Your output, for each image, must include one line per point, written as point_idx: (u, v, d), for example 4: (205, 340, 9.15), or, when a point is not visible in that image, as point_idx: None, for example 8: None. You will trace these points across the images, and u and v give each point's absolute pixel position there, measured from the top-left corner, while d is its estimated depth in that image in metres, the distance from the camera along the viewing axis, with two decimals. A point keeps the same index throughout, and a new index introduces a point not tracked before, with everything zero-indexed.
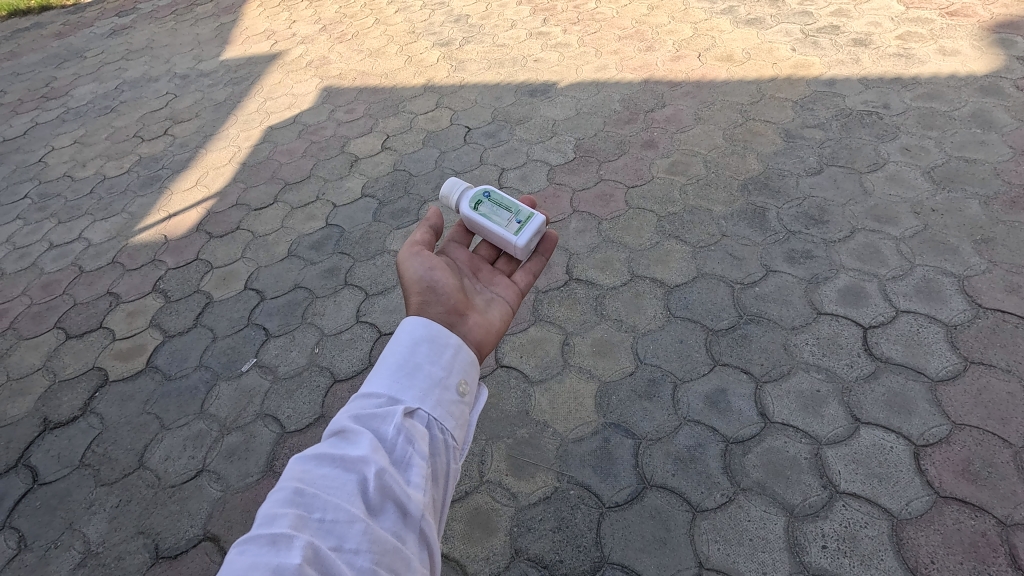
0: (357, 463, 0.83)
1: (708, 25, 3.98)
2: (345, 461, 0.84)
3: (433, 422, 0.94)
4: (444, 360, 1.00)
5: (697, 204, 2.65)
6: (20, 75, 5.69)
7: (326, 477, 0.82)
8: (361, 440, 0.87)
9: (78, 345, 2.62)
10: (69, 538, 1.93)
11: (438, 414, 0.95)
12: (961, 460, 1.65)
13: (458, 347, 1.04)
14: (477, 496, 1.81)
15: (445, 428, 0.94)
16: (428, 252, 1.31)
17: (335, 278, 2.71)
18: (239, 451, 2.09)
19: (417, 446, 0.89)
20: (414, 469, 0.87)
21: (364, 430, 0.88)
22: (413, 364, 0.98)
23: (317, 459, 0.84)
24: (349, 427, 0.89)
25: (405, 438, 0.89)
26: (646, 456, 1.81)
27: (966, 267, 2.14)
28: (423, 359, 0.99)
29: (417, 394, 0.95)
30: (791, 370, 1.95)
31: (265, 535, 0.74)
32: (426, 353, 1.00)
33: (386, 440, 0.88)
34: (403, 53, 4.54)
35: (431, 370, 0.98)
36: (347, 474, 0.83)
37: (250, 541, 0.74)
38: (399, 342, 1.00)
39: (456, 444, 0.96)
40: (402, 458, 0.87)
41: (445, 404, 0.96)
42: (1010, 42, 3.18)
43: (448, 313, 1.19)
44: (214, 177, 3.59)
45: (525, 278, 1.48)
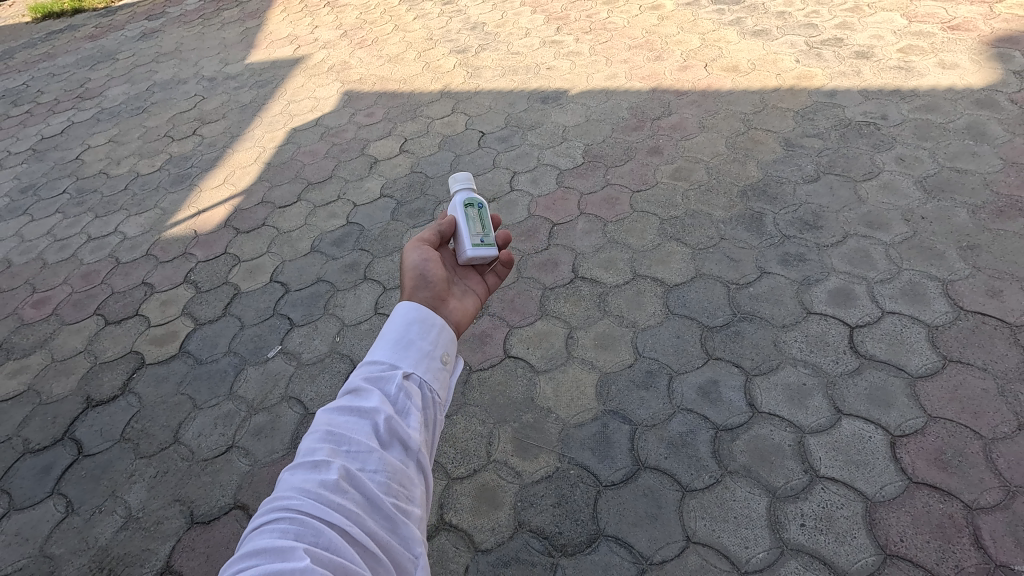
0: (369, 411, 0.94)
1: (715, 36, 4.12)
2: (359, 410, 0.95)
3: (425, 383, 1.02)
4: (434, 334, 1.07)
5: (698, 208, 2.79)
6: (56, 76, 5.96)
7: (346, 420, 0.93)
8: (370, 393, 0.97)
9: (116, 331, 2.82)
10: (112, 504, 2.12)
11: (431, 373, 1.03)
12: (934, 450, 1.78)
13: (442, 326, 1.09)
14: (485, 473, 1.96)
15: (434, 387, 1.02)
16: (423, 245, 1.31)
17: (355, 272, 2.88)
18: (266, 429, 2.26)
19: (413, 399, 0.99)
20: (415, 415, 0.98)
21: (372, 385, 0.98)
22: (407, 336, 1.04)
23: (337, 409, 0.96)
24: (361, 385, 0.99)
25: (406, 392, 0.99)
26: (641, 440, 1.96)
27: (950, 272, 2.26)
28: (414, 337, 1.05)
29: (413, 358, 1.03)
30: (780, 365, 2.09)
31: (309, 462, 0.87)
32: (418, 328, 1.06)
33: (389, 394, 0.98)
34: (420, 59, 4.72)
35: (422, 345, 1.04)
36: (361, 419, 0.94)
37: (296, 468, 0.87)
38: (393, 318, 1.07)
39: (441, 399, 1.03)
40: (401, 408, 0.97)
41: (433, 372, 1.03)
42: (1007, 56, 3.28)
43: (430, 297, 1.18)
44: (241, 176, 3.78)
45: (493, 277, 1.41)
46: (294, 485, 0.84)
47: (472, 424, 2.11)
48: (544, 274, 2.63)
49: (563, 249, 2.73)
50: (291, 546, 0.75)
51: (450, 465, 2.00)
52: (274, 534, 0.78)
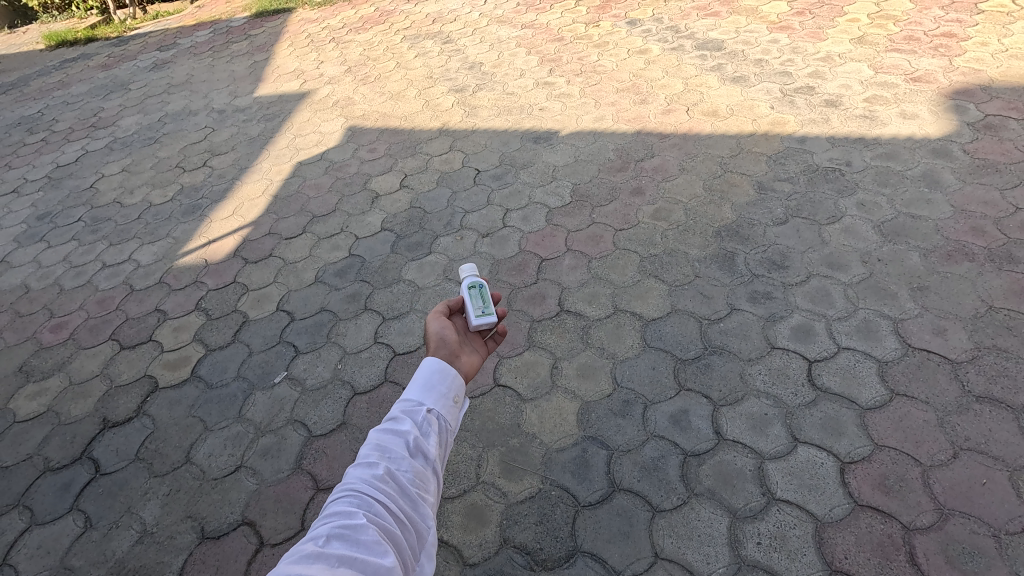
0: (403, 430, 1.15)
1: (697, 81, 4.41)
2: (395, 429, 1.16)
3: (445, 417, 1.21)
4: (452, 380, 1.25)
5: (676, 247, 3.02)
6: (70, 104, 6.22)
7: (387, 433, 1.15)
8: (403, 418, 1.18)
9: (131, 355, 3.00)
10: (128, 520, 2.28)
11: (450, 407, 1.23)
12: (878, 475, 1.98)
13: (456, 373, 1.27)
14: (474, 493, 2.15)
15: (450, 418, 1.21)
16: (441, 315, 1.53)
17: (356, 303, 3.08)
18: (272, 451, 2.44)
19: (435, 424, 1.18)
20: (437, 435, 1.18)
21: (405, 411, 1.19)
22: (431, 380, 1.23)
23: (381, 428, 1.17)
24: (398, 412, 1.19)
25: (430, 419, 1.18)
26: (617, 464, 2.15)
27: (901, 311, 2.49)
28: (437, 380, 1.24)
29: (437, 395, 1.22)
30: (744, 396, 2.29)
31: (362, 462, 1.09)
32: (440, 374, 1.24)
33: (417, 419, 1.18)
34: (421, 97, 4.99)
35: (443, 389, 1.23)
36: (396, 435, 1.15)
37: (353, 467, 1.09)
38: (420, 366, 1.25)
39: (453, 427, 1.21)
40: (426, 430, 1.17)
41: (451, 409, 1.22)
42: (963, 108, 3.56)
43: (445, 353, 1.37)
44: (250, 207, 4.00)
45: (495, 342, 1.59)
46: (351, 477, 1.07)
47: (463, 448, 2.29)
48: (532, 307, 2.84)
49: (550, 283, 2.95)
50: (353, 514, 0.99)
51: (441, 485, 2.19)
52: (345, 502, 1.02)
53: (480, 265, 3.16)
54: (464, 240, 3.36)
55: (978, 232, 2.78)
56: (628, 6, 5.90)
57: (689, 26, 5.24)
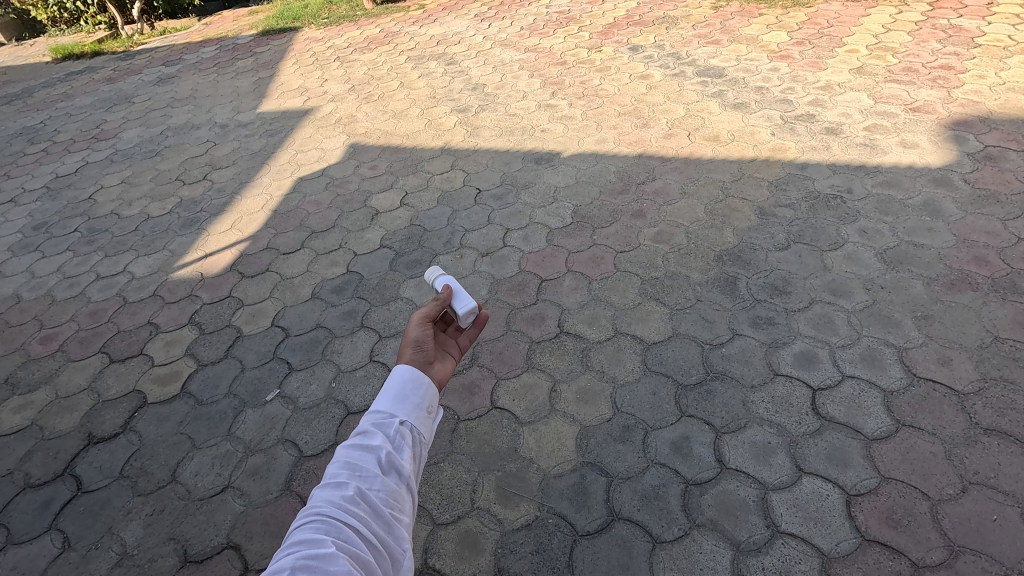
0: (374, 446, 1.10)
1: (699, 106, 4.44)
2: (366, 446, 1.11)
3: (416, 430, 1.17)
4: (424, 390, 1.22)
5: (677, 270, 3.00)
6: (73, 116, 6.23)
7: (356, 451, 1.10)
8: (374, 434, 1.13)
9: (121, 369, 2.94)
10: (108, 541, 2.20)
11: (422, 419, 1.19)
12: (885, 509, 1.93)
13: (430, 383, 1.25)
14: (468, 520, 2.08)
15: (422, 431, 1.17)
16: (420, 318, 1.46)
17: (353, 320, 3.04)
18: (261, 470, 2.37)
19: (407, 438, 1.14)
20: (409, 450, 1.13)
21: (375, 426, 1.14)
22: (403, 391, 1.20)
23: (350, 446, 1.11)
24: (367, 428, 1.14)
25: (402, 433, 1.14)
26: (616, 492, 2.09)
27: (905, 340, 2.46)
28: (408, 392, 1.20)
29: (409, 408, 1.18)
30: (747, 423, 2.24)
31: (329, 485, 1.03)
32: (412, 384, 1.21)
33: (388, 434, 1.14)
34: (424, 116, 5.01)
35: (415, 399, 1.20)
36: (367, 452, 1.10)
37: (320, 490, 1.03)
38: (390, 375, 1.22)
39: (426, 441, 1.17)
40: (398, 445, 1.13)
41: (423, 421, 1.19)
42: (963, 139, 3.59)
43: (418, 358, 1.32)
44: (248, 222, 3.97)
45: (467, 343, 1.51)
46: (319, 499, 1.00)
47: (458, 472, 2.23)
48: (531, 328, 2.80)
49: (550, 304, 2.92)
50: (321, 538, 0.92)
51: (435, 510, 2.12)
52: (310, 530, 0.95)
53: (479, 285, 3.13)
54: (464, 259, 3.33)
55: (982, 262, 2.76)
56: (630, 32, 5.98)
57: (691, 53, 5.31)
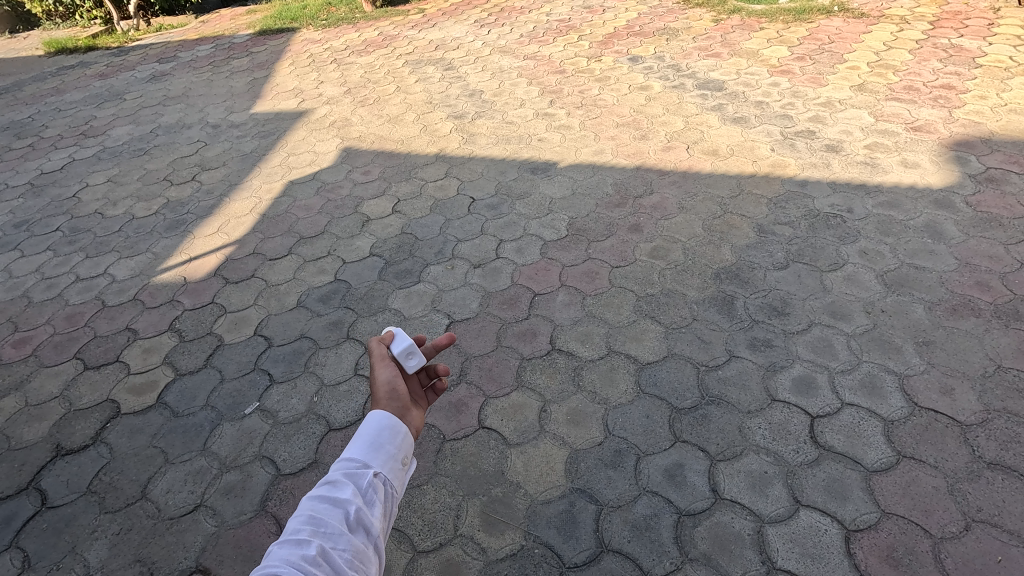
0: (343, 500, 1.06)
1: (698, 119, 4.39)
2: (334, 499, 1.06)
3: (389, 481, 1.12)
4: (401, 440, 1.17)
5: (673, 288, 2.93)
6: (63, 111, 6.12)
7: (323, 504, 1.05)
8: (343, 485, 1.08)
9: (94, 377, 2.83)
10: (71, 561, 2.09)
11: (396, 471, 1.14)
12: (886, 546, 1.85)
13: (408, 431, 1.19)
14: (450, 548, 1.99)
15: (396, 483, 1.13)
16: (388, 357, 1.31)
17: (339, 331, 2.94)
18: (236, 489, 2.26)
19: (380, 491, 1.09)
20: (381, 505, 1.09)
21: (346, 476, 1.10)
22: (379, 439, 1.15)
23: (316, 497, 1.06)
24: (337, 478, 1.09)
25: (374, 485, 1.09)
26: (606, 522, 2.00)
27: (906, 366, 2.39)
28: (384, 440, 1.16)
29: (384, 457, 1.14)
30: (743, 451, 2.16)
31: (292, 541, 0.97)
32: (388, 432, 1.16)
33: (360, 485, 1.09)
34: (419, 122, 4.94)
35: (390, 448, 1.15)
36: (334, 506, 1.05)
37: (280, 546, 0.97)
38: (365, 421, 1.17)
39: (398, 494, 1.13)
40: (369, 498, 1.08)
41: (396, 472, 1.14)
42: (964, 160, 3.54)
43: (396, 405, 1.22)
44: (235, 226, 3.87)
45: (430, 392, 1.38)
46: (276, 558, 0.94)
47: (442, 496, 2.14)
48: (522, 345, 2.71)
49: (542, 320, 2.84)
50: None
51: (416, 537, 2.02)
52: None
53: (470, 297, 3.04)
54: (455, 270, 3.25)
55: (984, 287, 2.70)
56: (631, 43, 5.94)
57: (691, 65, 5.27)
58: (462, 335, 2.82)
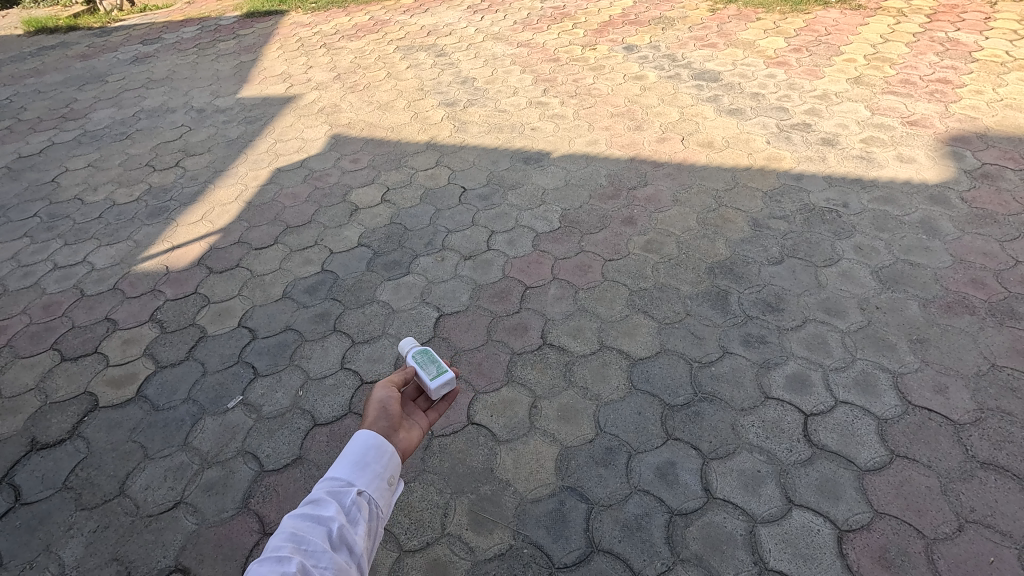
0: (326, 517, 1.08)
1: (693, 110, 4.33)
2: (317, 517, 1.08)
3: (373, 501, 1.15)
4: (387, 460, 1.21)
5: (667, 282, 2.88)
6: (42, 93, 5.93)
7: (305, 521, 1.06)
8: (327, 503, 1.11)
9: (72, 369, 2.74)
10: (44, 560, 2.02)
11: (381, 491, 1.17)
12: (878, 547, 1.83)
13: (394, 452, 1.24)
14: (437, 547, 1.94)
15: (380, 503, 1.16)
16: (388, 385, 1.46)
17: (325, 323, 2.87)
18: (217, 486, 2.20)
19: (364, 510, 1.12)
20: (364, 525, 1.11)
21: (330, 494, 1.12)
22: (364, 459, 1.19)
23: (299, 515, 1.08)
24: (321, 497, 1.12)
25: (358, 504, 1.12)
26: (597, 521, 1.96)
27: (900, 364, 2.36)
28: (370, 460, 1.19)
29: (369, 476, 1.17)
30: (735, 449, 2.13)
31: (272, 557, 0.98)
32: (374, 452, 1.20)
33: (344, 503, 1.11)
34: (410, 109, 4.84)
35: (375, 468, 1.19)
36: (317, 524, 1.07)
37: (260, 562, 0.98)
38: (351, 441, 1.21)
39: (382, 514, 1.16)
40: (353, 517, 1.10)
41: (381, 492, 1.17)
42: (960, 155, 3.51)
43: (384, 425, 1.31)
44: (220, 214, 3.77)
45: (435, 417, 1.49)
46: (257, 573, 0.93)
47: (429, 493, 2.09)
48: (513, 339, 2.66)
49: (534, 313, 2.78)
50: None
51: (402, 536, 1.98)
52: None
53: (460, 290, 2.98)
54: (445, 261, 3.18)
55: (978, 284, 2.68)
56: (626, 31, 5.85)
57: (686, 55, 5.19)
58: (452, 329, 2.76)
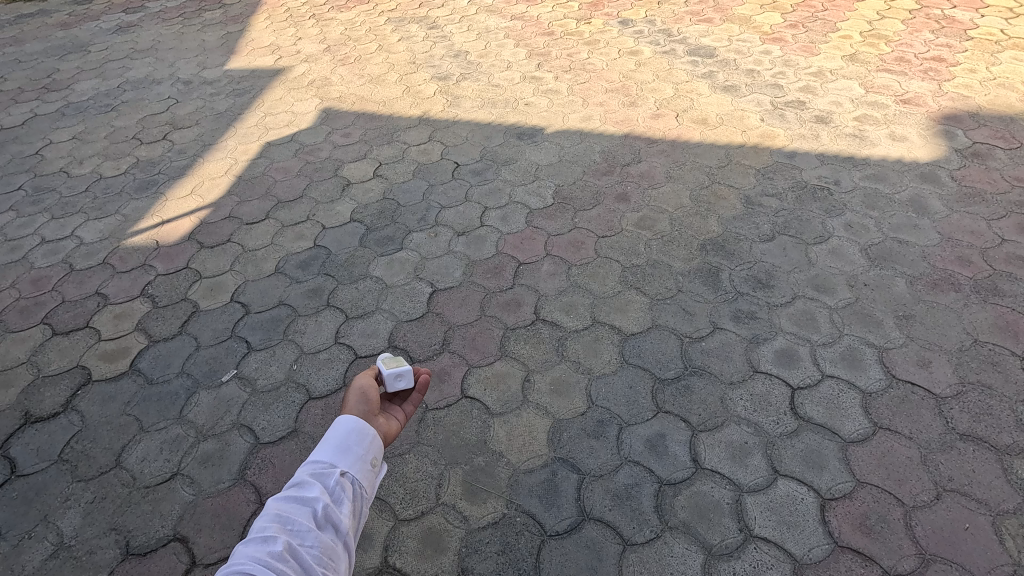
0: (310, 498, 1.10)
1: (688, 87, 4.29)
2: (301, 498, 1.10)
3: (357, 482, 1.17)
4: (369, 442, 1.23)
5: (659, 259, 2.90)
6: (22, 63, 5.77)
7: (289, 503, 1.09)
8: (311, 485, 1.13)
9: (63, 343, 2.73)
10: (43, 530, 2.05)
11: (365, 472, 1.19)
12: (859, 514, 1.89)
13: (376, 436, 1.25)
14: (432, 516, 1.99)
15: (364, 484, 1.18)
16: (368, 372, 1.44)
17: (318, 298, 2.87)
18: (213, 458, 2.23)
19: (347, 490, 1.15)
20: (349, 504, 1.14)
21: (314, 477, 1.15)
22: (346, 442, 1.21)
23: (283, 498, 1.10)
24: (304, 480, 1.14)
25: (342, 485, 1.15)
26: (588, 491, 2.01)
27: (886, 340, 2.41)
28: (352, 443, 1.21)
29: (351, 459, 1.19)
30: (724, 422, 2.18)
31: (258, 538, 1.00)
32: (356, 435, 1.22)
33: (328, 484, 1.14)
34: (402, 82, 4.76)
35: (358, 450, 1.20)
36: (301, 505, 1.09)
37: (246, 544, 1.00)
38: (333, 426, 1.22)
39: (367, 494, 1.18)
40: (337, 497, 1.13)
41: (364, 473, 1.19)
42: (952, 134, 3.53)
43: (363, 410, 1.32)
44: (209, 188, 3.73)
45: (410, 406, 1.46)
46: (243, 554, 0.96)
47: (424, 465, 2.13)
48: (507, 314, 2.68)
49: (527, 289, 2.80)
50: None
51: (398, 505, 2.02)
52: None
53: (454, 266, 2.98)
54: (438, 237, 3.18)
55: (964, 262, 2.73)
56: (621, 5, 5.75)
57: (682, 30, 5.13)
58: (445, 304, 2.77)
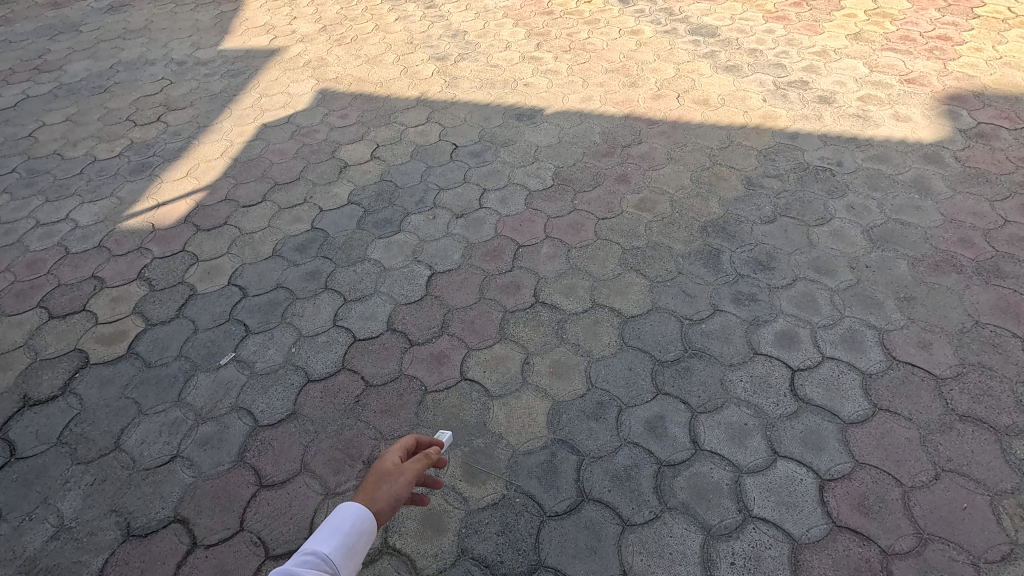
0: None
1: (689, 67, 4.23)
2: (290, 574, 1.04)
3: None
4: (364, 536, 1.18)
5: (660, 241, 2.88)
6: (13, 43, 5.67)
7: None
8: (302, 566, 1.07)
9: (61, 326, 2.72)
10: (43, 512, 2.05)
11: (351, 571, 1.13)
12: (858, 495, 1.89)
13: (374, 525, 1.21)
14: (432, 497, 1.99)
15: None
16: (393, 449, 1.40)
17: (316, 281, 2.85)
18: (212, 440, 2.22)
19: None
20: None
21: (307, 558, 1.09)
22: (343, 528, 1.16)
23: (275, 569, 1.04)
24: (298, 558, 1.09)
25: None
26: (587, 472, 2.02)
27: (887, 321, 2.40)
28: (347, 529, 1.17)
29: (343, 552, 1.13)
30: (724, 403, 2.18)
31: None
32: (355, 523, 1.18)
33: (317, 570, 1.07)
34: (399, 63, 4.69)
35: (352, 539, 1.16)
36: None
37: None
38: (335, 511, 1.19)
39: None
40: None
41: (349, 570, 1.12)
42: (956, 114, 3.48)
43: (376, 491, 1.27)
44: (205, 170, 3.69)
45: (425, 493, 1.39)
46: None
47: None
48: (506, 296, 2.67)
49: (526, 272, 2.78)
50: None
51: None
52: None
53: (453, 248, 2.96)
54: (437, 220, 3.15)
55: (967, 243, 2.70)
56: None
57: (684, 9, 5.04)
58: (444, 287, 2.75)
